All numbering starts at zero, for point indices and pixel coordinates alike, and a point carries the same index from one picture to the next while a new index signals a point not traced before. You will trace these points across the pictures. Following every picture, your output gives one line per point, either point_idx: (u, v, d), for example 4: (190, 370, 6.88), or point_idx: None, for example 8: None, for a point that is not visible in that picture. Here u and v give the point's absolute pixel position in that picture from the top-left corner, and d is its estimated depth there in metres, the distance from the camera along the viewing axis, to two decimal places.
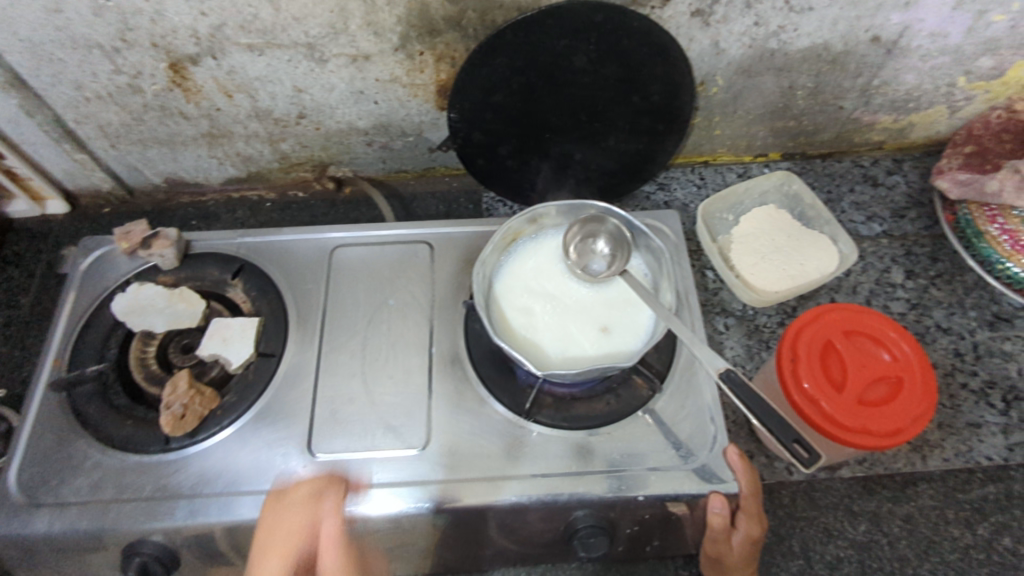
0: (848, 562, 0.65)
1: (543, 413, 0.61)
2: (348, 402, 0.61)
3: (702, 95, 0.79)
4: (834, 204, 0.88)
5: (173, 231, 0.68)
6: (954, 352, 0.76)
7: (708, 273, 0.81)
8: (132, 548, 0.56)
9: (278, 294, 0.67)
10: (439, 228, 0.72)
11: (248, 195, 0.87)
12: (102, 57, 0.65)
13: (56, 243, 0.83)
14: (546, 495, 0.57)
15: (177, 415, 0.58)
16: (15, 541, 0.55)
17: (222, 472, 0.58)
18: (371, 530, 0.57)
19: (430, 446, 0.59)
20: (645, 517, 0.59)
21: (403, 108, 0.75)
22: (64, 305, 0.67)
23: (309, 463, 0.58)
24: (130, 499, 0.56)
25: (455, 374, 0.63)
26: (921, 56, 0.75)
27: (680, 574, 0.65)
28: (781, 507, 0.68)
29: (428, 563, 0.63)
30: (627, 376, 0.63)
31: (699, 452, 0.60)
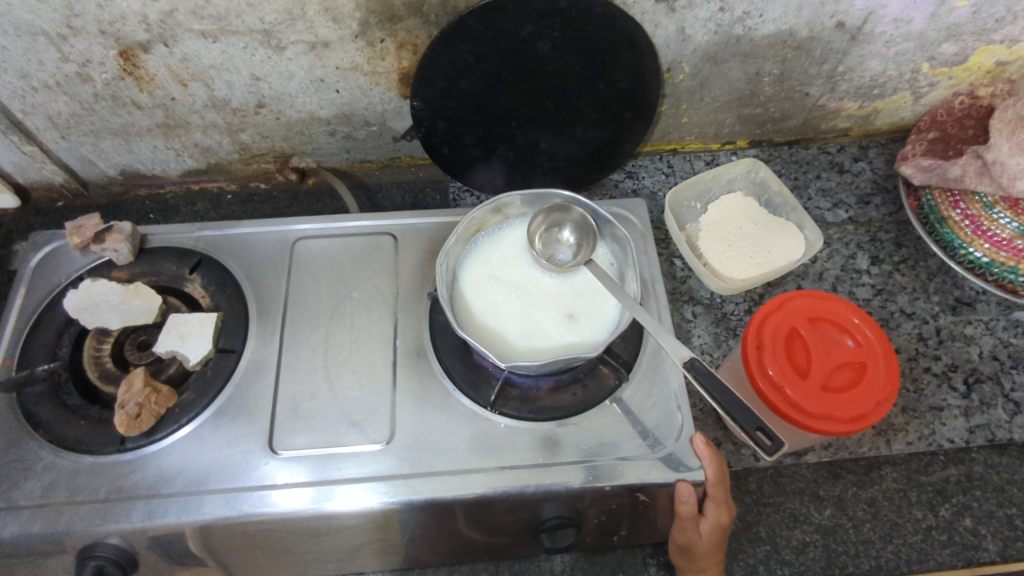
0: (814, 546, 0.66)
1: (509, 405, 0.60)
2: (310, 398, 0.60)
3: (668, 82, 0.78)
4: (801, 191, 0.88)
5: (127, 225, 0.66)
6: (918, 337, 0.77)
7: (676, 261, 0.82)
8: (88, 551, 0.54)
9: (238, 288, 0.66)
10: (404, 219, 0.71)
11: (208, 187, 0.85)
12: (47, 44, 0.62)
13: (7, 238, 0.80)
14: (512, 488, 0.56)
15: (132, 414, 0.56)
16: None
17: (180, 471, 0.56)
18: (335, 526, 0.56)
19: (395, 440, 0.58)
20: (612, 507, 0.59)
21: (365, 97, 0.74)
22: (14, 302, 0.65)
23: (270, 460, 0.57)
24: (84, 501, 0.55)
25: (421, 367, 0.62)
26: (885, 42, 0.75)
27: (649, 562, 0.65)
28: (748, 493, 0.69)
29: (394, 558, 0.62)
30: (594, 367, 0.63)
31: (666, 441, 0.59)
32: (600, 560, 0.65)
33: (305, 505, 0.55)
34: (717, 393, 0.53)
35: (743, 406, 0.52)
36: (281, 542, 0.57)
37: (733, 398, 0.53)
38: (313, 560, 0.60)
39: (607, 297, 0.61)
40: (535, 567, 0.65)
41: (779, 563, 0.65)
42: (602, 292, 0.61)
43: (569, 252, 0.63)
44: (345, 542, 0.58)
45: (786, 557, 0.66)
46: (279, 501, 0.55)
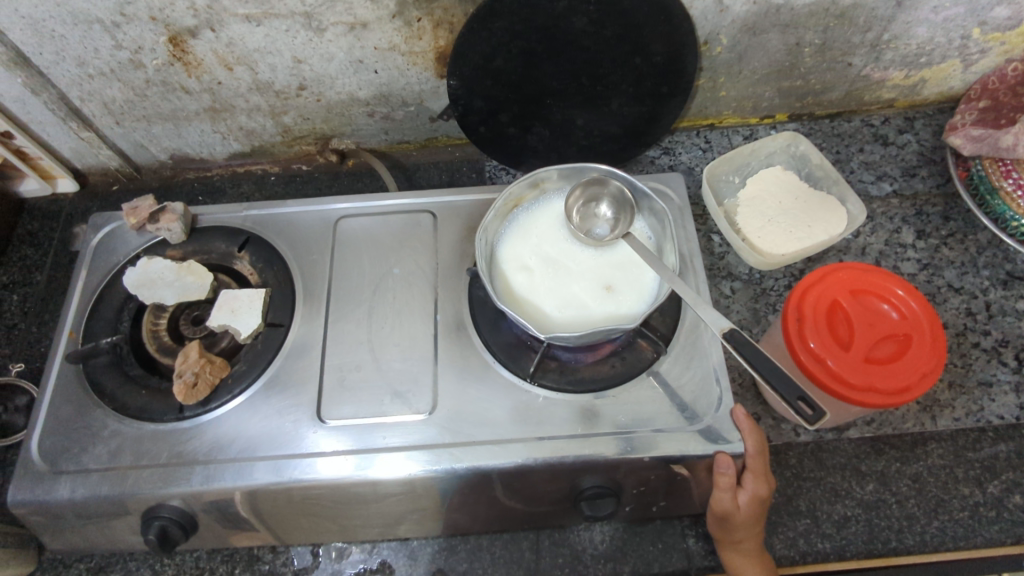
0: (855, 521, 0.65)
1: (547, 377, 0.61)
2: (355, 369, 0.62)
3: (705, 56, 0.77)
4: (843, 164, 0.86)
5: (179, 205, 0.69)
6: (966, 312, 0.75)
7: (714, 237, 0.81)
8: (152, 512, 0.57)
9: (284, 265, 0.68)
10: (442, 197, 0.72)
11: (253, 169, 0.88)
12: (102, 32, 0.65)
13: (67, 221, 0.84)
14: (552, 457, 0.57)
15: (189, 384, 0.59)
16: (40, 507, 0.57)
17: (235, 439, 0.59)
18: (382, 493, 0.58)
19: (438, 411, 0.60)
20: (651, 478, 0.60)
21: (403, 77, 0.75)
22: (77, 280, 0.68)
23: (319, 429, 0.59)
24: (147, 465, 0.58)
25: (461, 341, 0.64)
26: (933, 8, 0.73)
27: (688, 534, 0.65)
28: (788, 467, 0.68)
29: (438, 524, 0.63)
30: (632, 340, 0.63)
31: (704, 413, 0.60)
32: (639, 530, 0.66)
33: (355, 471, 0.57)
34: (757, 361, 0.53)
35: (783, 375, 0.52)
36: (331, 507, 0.59)
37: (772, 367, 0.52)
38: (360, 525, 0.62)
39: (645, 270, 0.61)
40: (575, 536, 0.66)
41: (820, 536, 0.65)
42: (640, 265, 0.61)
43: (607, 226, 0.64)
44: (392, 508, 0.60)
45: (827, 531, 0.65)
46: (329, 467, 0.57)
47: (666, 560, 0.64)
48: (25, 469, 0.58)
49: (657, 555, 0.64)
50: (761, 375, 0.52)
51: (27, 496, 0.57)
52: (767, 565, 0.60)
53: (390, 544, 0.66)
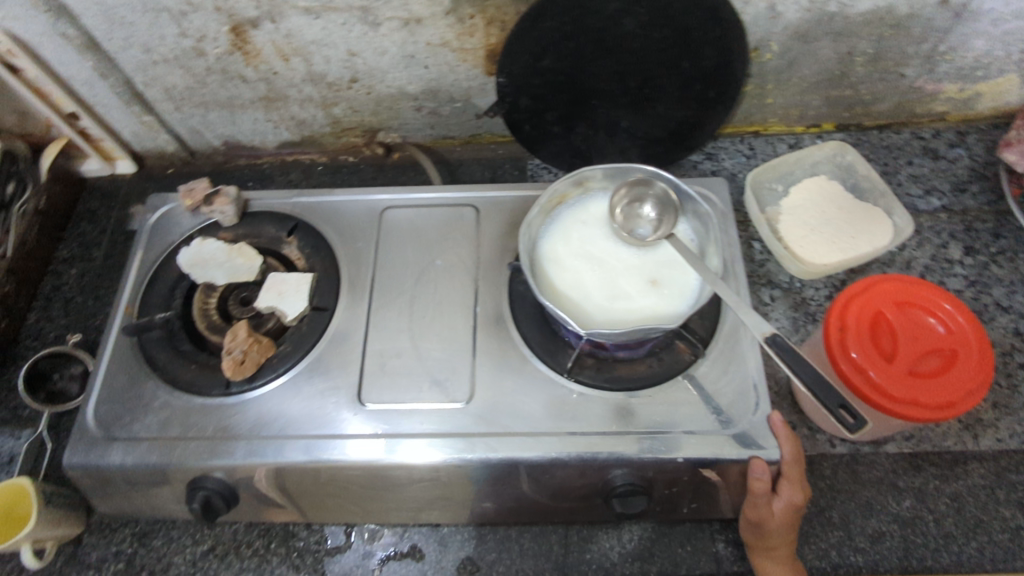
0: (890, 536, 0.65)
1: (584, 373, 0.62)
2: (396, 356, 0.64)
3: (754, 62, 0.77)
4: (891, 176, 0.85)
5: (232, 189, 0.71)
6: (1014, 331, 0.74)
7: (755, 244, 0.81)
8: (196, 483, 0.59)
9: (331, 252, 0.70)
10: (486, 192, 0.73)
11: (301, 158, 0.91)
12: (169, 20, 0.67)
13: (124, 201, 0.88)
14: (585, 452, 0.58)
15: (238, 360, 0.61)
16: (91, 471, 0.60)
17: (277, 417, 0.61)
18: (416, 478, 0.59)
19: (475, 401, 0.61)
20: (683, 480, 0.60)
21: (453, 73, 0.76)
22: (134, 258, 0.71)
23: (359, 412, 0.61)
24: (194, 437, 0.60)
25: (500, 334, 0.65)
26: (992, 20, 0.72)
27: (717, 538, 0.65)
28: (822, 478, 0.68)
29: (470, 513, 0.64)
30: (670, 341, 0.63)
31: (741, 418, 0.59)
32: (668, 531, 0.66)
33: (381, 454, 0.58)
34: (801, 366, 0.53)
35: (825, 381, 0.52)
36: (366, 489, 0.61)
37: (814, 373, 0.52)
38: (392, 508, 0.63)
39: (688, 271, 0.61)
40: (603, 533, 0.66)
41: (853, 549, 0.64)
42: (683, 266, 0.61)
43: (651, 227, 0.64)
44: (424, 493, 0.61)
45: (860, 544, 0.64)
46: (367, 450, 0.58)
47: (695, 563, 0.64)
48: (80, 434, 0.61)
49: (686, 557, 0.64)
50: (805, 381, 0.52)
51: (81, 460, 0.60)
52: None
53: (421, 530, 0.66)
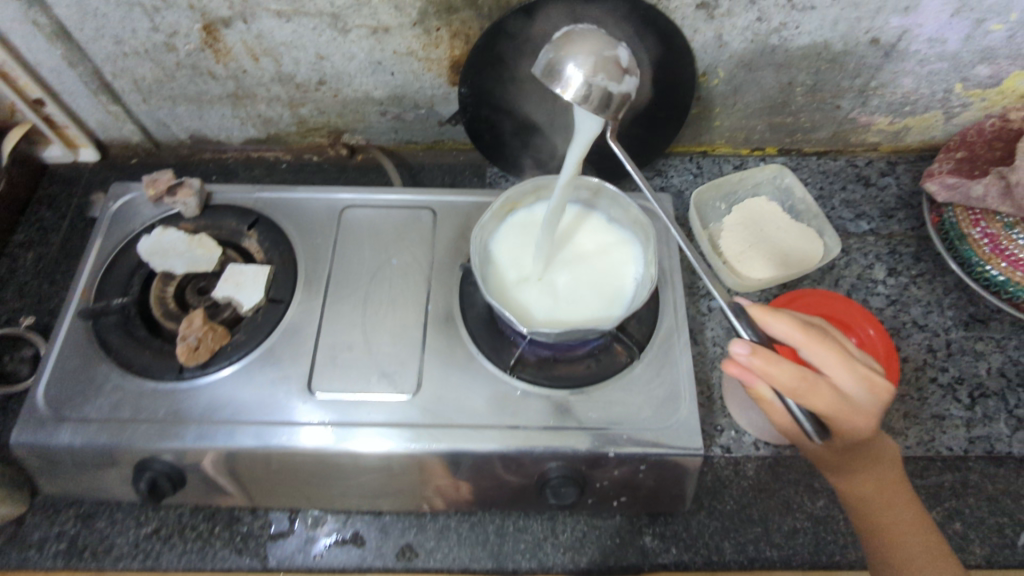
0: (803, 532, 0.69)
1: (525, 371, 0.65)
2: (347, 349, 0.66)
3: (703, 86, 0.82)
4: (825, 200, 0.91)
5: (196, 182, 0.73)
6: (927, 348, 0.81)
7: (697, 258, 0.86)
8: (144, 464, 0.61)
9: (289, 246, 0.72)
10: (443, 196, 0.76)
11: (266, 155, 0.92)
12: (142, 15, 0.69)
13: (85, 188, 0.88)
14: (521, 446, 0.61)
15: (192, 346, 0.63)
16: (40, 450, 0.61)
17: (228, 402, 0.63)
18: (360, 466, 0.62)
19: (420, 393, 0.64)
20: (613, 473, 0.63)
21: (417, 81, 0.80)
22: (93, 244, 0.72)
23: (308, 400, 0.63)
24: (144, 420, 0.61)
25: (449, 330, 0.68)
26: (919, 61, 0.78)
27: (645, 531, 0.69)
28: (746, 478, 0.72)
29: (412, 501, 0.67)
30: (609, 344, 0.67)
31: (668, 418, 0.63)
32: (599, 524, 0.69)
33: (332, 442, 0.61)
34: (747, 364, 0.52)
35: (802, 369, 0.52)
36: (312, 475, 0.63)
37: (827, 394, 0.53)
38: (337, 495, 0.66)
39: (617, 294, 0.63)
40: (538, 524, 0.69)
41: (769, 544, 0.69)
42: (614, 288, 0.64)
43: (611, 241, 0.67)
44: (370, 481, 0.64)
45: (776, 540, 0.69)
46: (317, 438, 0.61)
47: (622, 554, 0.68)
48: (30, 413, 0.62)
49: (614, 548, 0.68)
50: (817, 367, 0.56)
51: (30, 439, 0.61)
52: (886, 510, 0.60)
53: (363, 517, 0.69)
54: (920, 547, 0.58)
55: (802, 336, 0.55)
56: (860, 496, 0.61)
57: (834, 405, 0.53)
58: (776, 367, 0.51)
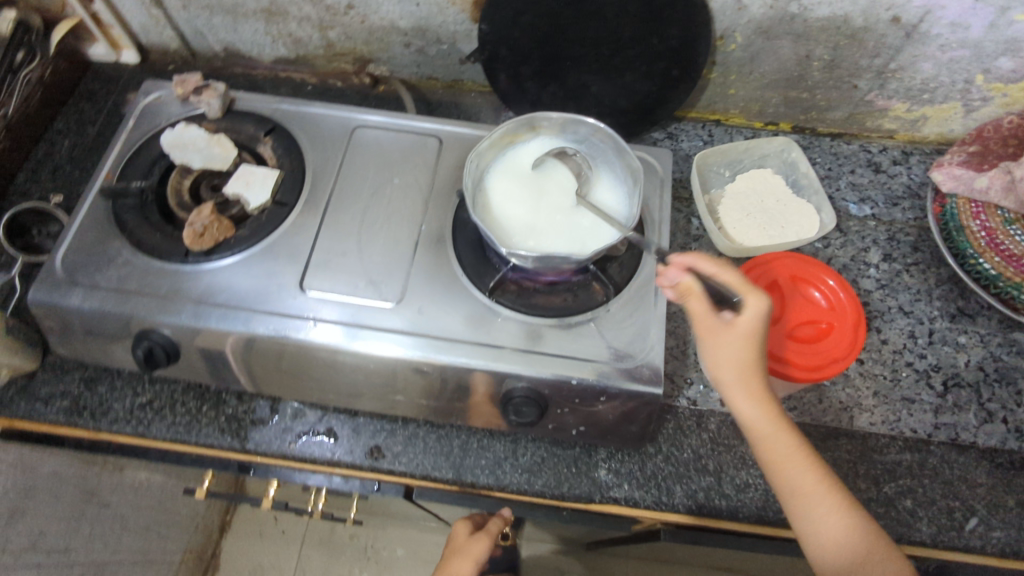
0: (754, 488, 0.72)
1: (505, 296, 0.69)
2: (340, 255, 0.70)
3: (720, 50, 0.83)
4: (832, 181, 0.92)
5: (221, 86, 0.77)
6: (908, 334, 0.82)
7: (694, 221, 0.87)
8: (143, 334, 0.66)
9: (300, 156, 0.76)
10: (452, 127, 0.79)
11: (293, 76, 0.96)
12: None
13: (123, 87, 0.94)
14: (489, 363, 0.64)
15: (197, 232, 0.68)
16: (52, 308, 0.66)
17: (226, 288, 0.67)
18: (339, 362, 0.66)
19: (404, 303, 0.68)
20: (575, 401, 0.67)
21: (441, 15, 0.82)
22: (121, 132, 0.77)
23: (300, 296, 0.67)
24: (148, 294, 0.66)
25: (438, 251, 0.71)
26: (940, 46, 0.78)
27: (602, 465, 0.73)
28: (706, 431, 0.75)
29: (386, 405, 0.71)
30: (588, 282, 0.70)
31: (635, 356, 0.66)
32: (559, 453, 0.73)
33: (343, 342, 0.65)
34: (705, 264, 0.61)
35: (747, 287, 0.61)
36: (297, 366, 0.68)
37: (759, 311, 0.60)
38: (317, 389, 0.70)
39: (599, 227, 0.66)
40: (501, 445, 0.73)
41: (719, 494, 0.71)
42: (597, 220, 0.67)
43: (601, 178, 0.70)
44: (348, 380, 0.69)
45: (726, 491, 0.72)
46: (329, 336, 0.65)
47: (577, 483, 0.72)
48: (47, 275, 0.67)
49: (569, 476, 0.72)
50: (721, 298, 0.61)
51: (44, 297, 0.66)
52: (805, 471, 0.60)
53: (339, 416, 0.74)
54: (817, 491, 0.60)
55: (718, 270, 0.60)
56: (767, 437, 0.61)
57: (759, 325, 0.59)
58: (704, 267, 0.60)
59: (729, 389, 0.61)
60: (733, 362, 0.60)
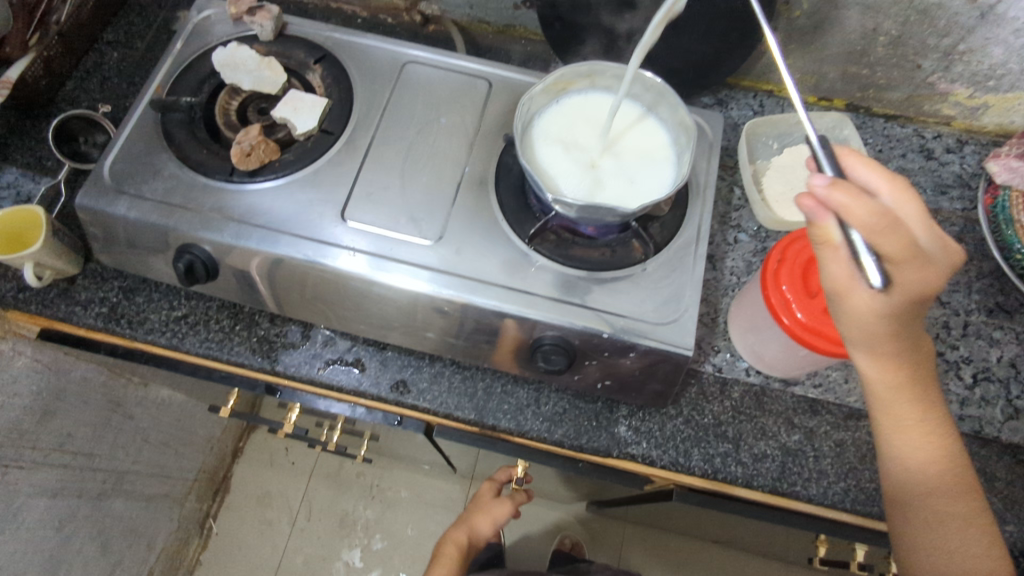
0: (772, 459, 0.72)
1: (543, 245, 0.68)
2: (383, 189, 0.70)
3: (784, 16, 0.81)
4: (881, 163, 0.90)
5: (275, 8, 0.76)
6: (942, 324, 0.81)
7: (736, 190, 0.86)
8: (185, 247, 0.67)
9: (349, 87, 0.76)
10: (503, 71, 0.78)
11: (344, 8, 0.95)
12: None
13: (174, 4, 0.93)
14: (522, 309, 0.65)
15: (244, 151, 0.68)
16: (99, 215, 0.67)
17: (268, 211, 0.68)
18: (374, 294, 0.67)
19: (442, 243, 0.68)
20: (605, 355, 0.67)
21: None
22: (173, 47, 0.77)
23: (340, 226, 0.67)
24: (191, 209, 0.67)
25: (480, 193, 0.71)
26: (1014, 30, 0.75)
27: (622, 421, 0.73)
28: (729, 398, 0.75)
29: (415, 341, 0.72)
30: (628, 239, 0.69)
31: (668, 317, 0.66)
32: (581, 406, 0.74)
33: (368, 271, 0.65)
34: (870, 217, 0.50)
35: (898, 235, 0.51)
36: (332, 295, 0.69)
37: (919, 281, 0.51)
38: (350, 319, 0.71)
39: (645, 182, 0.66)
40: (524, 392, 0.74)
41: (736, 462, 0.72)
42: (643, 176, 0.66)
43: (651, 135, 0.69)
44: (380, 313, 0.69)
45: (743, 459, 0.72)
46: (352, 265, 0.65)
47: (596, 437, 0.72)
48: (94, 181, 0.68)
49: (589, 429, 0.73)
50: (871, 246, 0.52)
51: (90, 202, 0.67)
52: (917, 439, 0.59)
53: (368, 348, 0.75)
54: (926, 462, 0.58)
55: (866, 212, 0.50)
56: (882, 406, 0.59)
57: (903, 297, 0.52)
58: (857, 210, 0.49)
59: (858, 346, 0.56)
60: (866, 325, 0.54)
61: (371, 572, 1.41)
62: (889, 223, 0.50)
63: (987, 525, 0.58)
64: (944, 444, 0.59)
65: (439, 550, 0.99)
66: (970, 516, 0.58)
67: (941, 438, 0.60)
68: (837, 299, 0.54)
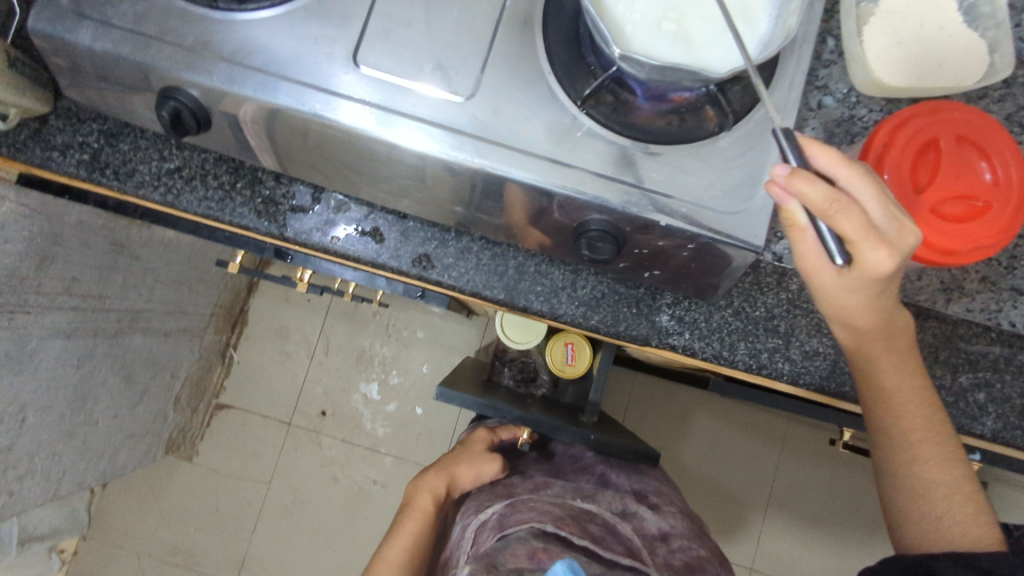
0: (823, 358, 0.67)
1: (597, 109, 0.57)
2: (404, 26, 0.56)
3: None
4: (1017, 11, 0.72)
5: None
6: None
7: (829, 41, 0.71)
8: (168, 91, 0.56)
9: None
10: None
11: None
12: None
13: None
14: (569, 188, 0.55)
15: None
16: (61, 45, 0.55)
17: (264, 50, 0.55)
18: (395, 158, 0.57)
19: (475, 100, 0.56)
20: (658, 245, 0.59)
21: None
22: None
23: (351, 73, 0.55)
24: (171, 43, 0.55)
25: (523, 36, 0.57)
26: None
27: (664, 309, 0.67)
28: (786, 292, 0.67)
29: (441, 213, 0.63)
30: (700, 105, 0.57)
31: (737, 205, 0.56)
32: (621, 291, 0.67)
33: (372, 126, 0.55)
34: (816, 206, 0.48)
35: (879, 209, 0.50)
36: (346, 156, 0.59)
37: (880, 261, 0.49)
38: (368, 184, 0.62)
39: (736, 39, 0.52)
40: (559, 273, 0.67)
41: (784, 358, 0.67)
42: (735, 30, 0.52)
43: None
44: (401, 180, 0.60)
45: (791, 355, 0.67)
46: (354, 117, 0.55)
47: (634, 325, 0.67)
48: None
49: (628, 317, 0.67)
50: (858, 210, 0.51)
51: (47, 29, 0.54)
52: (909, 391, 0.61)
53: (387, 216, 0.66)
54: (918, 419, 0.61)
55: (837, 168, 0.51)
56: (875, 373, 0.61)
57: (885, 270, 0.50)
58: (820, 192, 0.47)
59: (839, 320, 0.58)
60: (843, 299, 0.56)
61: (389, 405, 1.46)
62: (848, 199, 0.48)
63: (962, 460, 0.62)
64: (923, 398, 0.62)
65: (412, 500, 0.93)
66: (953, 451, 0.62)
67: (927, 388, 0.62)
68: (807, 276, 0.56)
